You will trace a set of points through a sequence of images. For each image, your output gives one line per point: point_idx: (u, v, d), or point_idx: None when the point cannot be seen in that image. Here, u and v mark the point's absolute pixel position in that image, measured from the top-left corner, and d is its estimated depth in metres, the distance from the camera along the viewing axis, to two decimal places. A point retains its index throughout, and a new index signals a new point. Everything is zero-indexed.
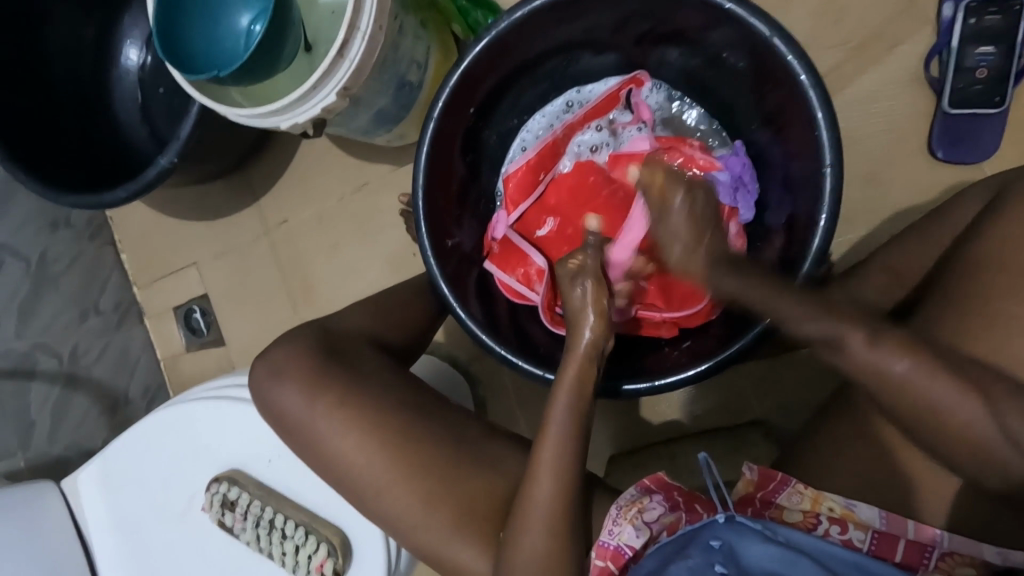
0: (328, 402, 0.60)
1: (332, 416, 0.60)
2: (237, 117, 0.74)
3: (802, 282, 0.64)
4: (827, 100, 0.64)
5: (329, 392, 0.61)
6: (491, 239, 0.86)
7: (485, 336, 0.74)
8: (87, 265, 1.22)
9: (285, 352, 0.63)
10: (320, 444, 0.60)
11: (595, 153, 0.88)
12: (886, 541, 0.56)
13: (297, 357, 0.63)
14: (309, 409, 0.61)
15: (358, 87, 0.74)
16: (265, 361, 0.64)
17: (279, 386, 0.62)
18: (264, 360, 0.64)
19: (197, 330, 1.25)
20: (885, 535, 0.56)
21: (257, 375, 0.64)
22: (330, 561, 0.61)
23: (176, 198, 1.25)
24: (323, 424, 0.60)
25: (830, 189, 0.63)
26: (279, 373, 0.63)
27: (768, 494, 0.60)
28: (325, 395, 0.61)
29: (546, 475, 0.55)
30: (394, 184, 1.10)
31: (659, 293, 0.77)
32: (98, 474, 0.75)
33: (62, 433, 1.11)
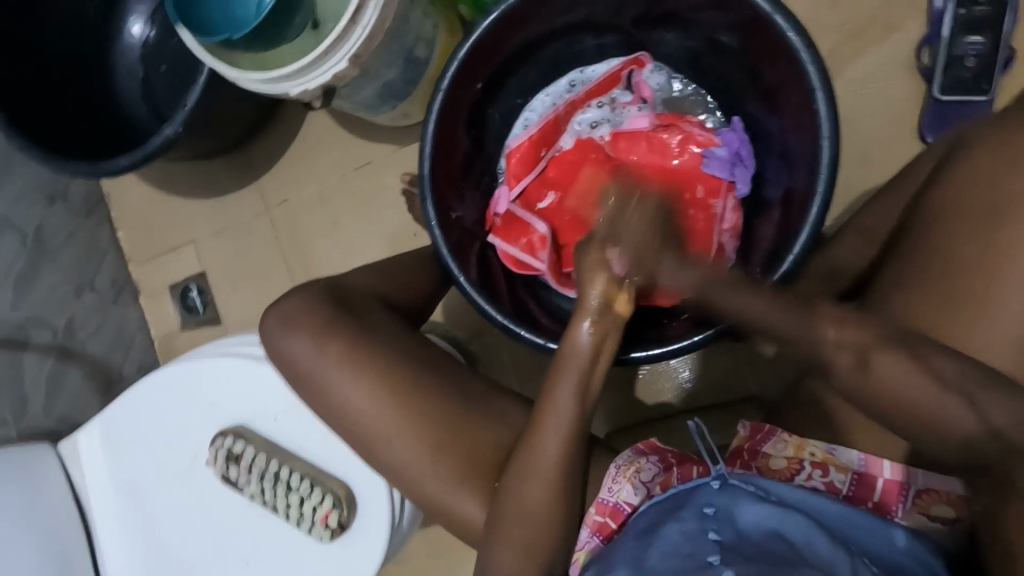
0: (339, 349, 0.61)
1: (345, 363, 0.61)
2: (249, 82, 0.75)
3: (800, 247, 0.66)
4: (826, 77, 0.67)
5: (341, 340, 0.62)
6: (493, 214, 0.88)
7: (485, 303, 0.74)
8: (83, 241, 1.21)
9: (297, 301, 0.64)
10: (332, 389, 0.61)
11: (595, 130, 0.89)
12: (866, 482, 0.58)
13: (310, 305, 0.64)
14: (321, 357, 0.61)
15: (368, 55, 0.76)
16: (277, 310, 0.64)
17: (291, 333, 0.63)
18: (275, 309, 0.65)
19: (193, 309, 1.25)
20: (864, 477, 0.58)
21: (268, 325, 0.65)
22: (335, 513, 0.62)
23: (175, 175, 1.25)
24: (334, 371, 0.61)
25: (827, 161, 0.66)
26: (290, 323, 0.63)
27: (755, 445, 0.61)
28: (337, 342, 0.62)
29: (552, 426, 0.58)
30: (397, 163, 1.11)
31: None
32: (97, 435, 0.75)
33: (56, 406, 1.10)
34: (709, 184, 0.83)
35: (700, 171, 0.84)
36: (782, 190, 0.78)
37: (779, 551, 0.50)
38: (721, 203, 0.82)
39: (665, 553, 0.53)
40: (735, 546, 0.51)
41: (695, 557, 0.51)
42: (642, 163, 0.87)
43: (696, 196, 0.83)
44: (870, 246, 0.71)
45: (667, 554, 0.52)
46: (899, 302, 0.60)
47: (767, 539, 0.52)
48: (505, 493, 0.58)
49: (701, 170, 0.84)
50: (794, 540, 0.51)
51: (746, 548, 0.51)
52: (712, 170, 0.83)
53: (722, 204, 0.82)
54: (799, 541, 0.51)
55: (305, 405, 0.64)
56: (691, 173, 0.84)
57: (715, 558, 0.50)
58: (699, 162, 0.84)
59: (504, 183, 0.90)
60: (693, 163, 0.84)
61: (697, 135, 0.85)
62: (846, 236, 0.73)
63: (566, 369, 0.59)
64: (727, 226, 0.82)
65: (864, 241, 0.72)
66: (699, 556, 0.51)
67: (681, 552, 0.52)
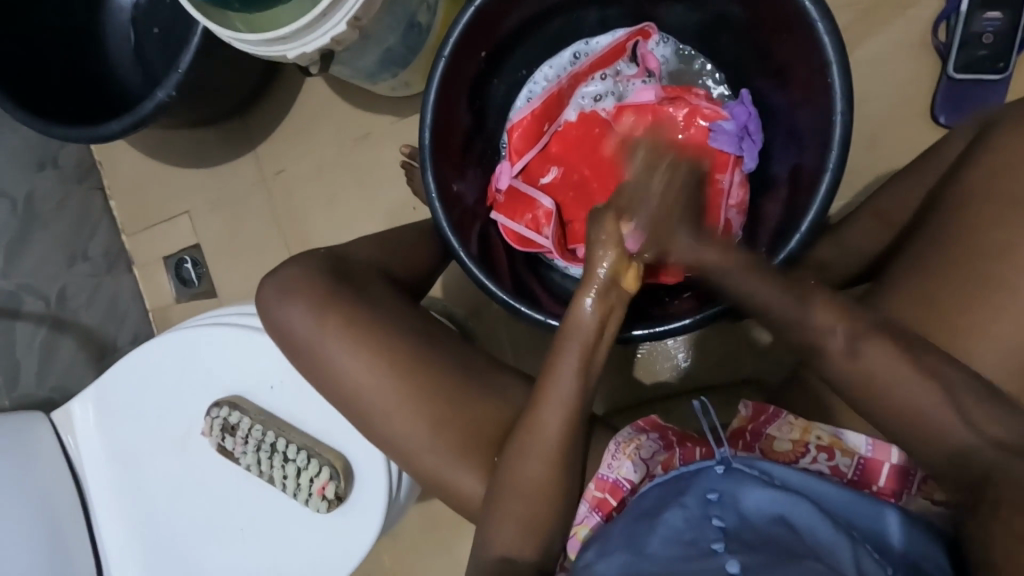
0: (337, 319, 0.60)
1: (342, 333, 0.60)
2: (242, 45, 0.72)
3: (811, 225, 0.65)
4: (842, 49, 0.64)
5: (340, 309, 0.61)
6: (495, 191, 0.86)
7: (487, 280, 0.73)
8: (75, 209, 1.19)
9: (296, 269, 0.63)
10: (329, 359, 0.60)
11: (599, 103, 0.87)
12: (871, 467, 0.58)
13: (309, 273, 0.62)
14: (319, 326, 0.60)
15: (369, 19, 0.73)
16: (275, 277, 0.63)
17: (289, 301, 0.62)
18: (273, 277, 0.63)
19: (188, 282, 1.23)
20: (870, 462, 0.58)
21: (264, 294, 0.63)
22: (332, 484, 0.61)
23: (169, 144, 1.22)
24: (333, 340, 0.60)
25: (839, 138, 0.64)
26: (287, 290, 0.62)
27: (759, 427, 0.61)
28: (336, 310, 0.60)
29: (553, 400, 0.57)
30: (397, 135, 1.09)
31: None
32: (91, 404, 0.74)
33: (49, 376, 1.09)
34: (716, 158, 0.82)
35: (706, 146, 0.82)
36: (790, 167, 0.77)
37: (782, 536, 0.51)
38: (728, 177, 0.80)
39: (667, 538, 0.53)
40: (739, 534, 0.52)
41: (697, 545, 0.51)
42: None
43: None
44: (881, 225, 0.70)
45: (671, 539, 0.53)
46: (907, 283, 0.59)
47: (770, 525, 0.52)
48: (504, 466, 0.58)
49: (707, 144, 0.82)
50: (798, 525, 0.52)
51: (749, 534, 0.52)
52: (718, 143, 0.81)
53: (729, 179, 0.80)
54: (802, 527, 0.51)
55: (301, 374, 0.63)
56: (696, 148, 0.82)
57: (719, 546, 0.51)
58: (705, 136, 0.82)
59: (505, 158, 0.88)
60: (699, 137, 0.82)
61: (703, 109, 0.83)
62: (861, 217, 0.72)
63: (571, 344, 0.58)
64: (733, 201, 0.80)
65: (877, 220, 0.71)
66: (702, 543, 0.51)
67: (683, 538, 0.53)
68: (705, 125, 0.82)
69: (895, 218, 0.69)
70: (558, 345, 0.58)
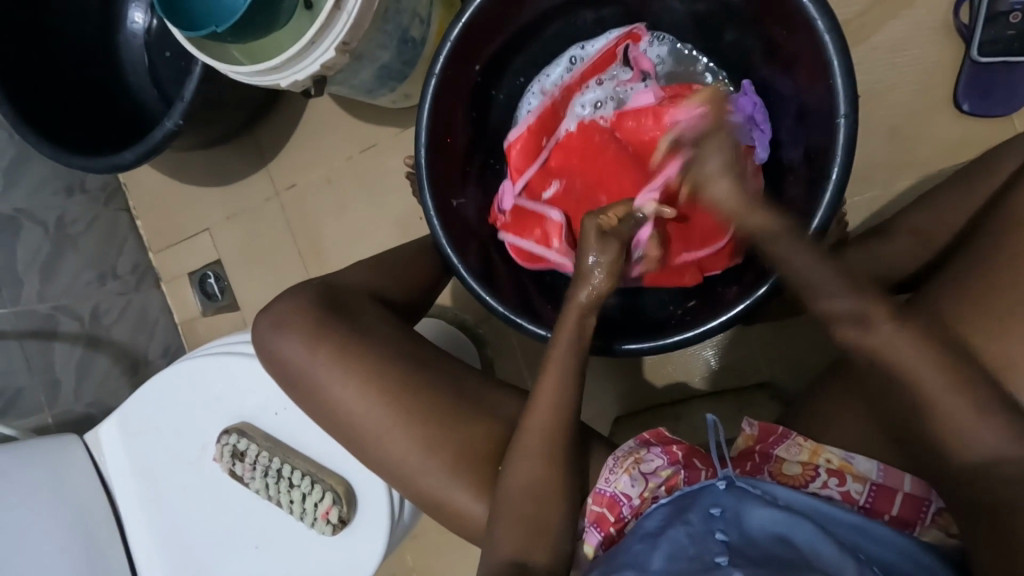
0: (330, 350, 0.61)
1: (334, 364, 0.61)
2: (237, 75, 0.73)
3: (813, 234, 0.62)
4: (843, 47, 0.61)
5: (331, 341, 0.62)
6: (498, 211, 0.85)
7: (487, 295, 0.73)
8: (105, 231, 1.25)
9: (288, 305, 0.64)
10: (322, 389, 0.62)
11: (598, 110, 0.85)
12: (883, 494, 0.56)
13: (299, 308, 0.64)
14: (311, 358, 0.62)
15: (358, 41, 0.74)
16: (269, 312, 0.65)
17: (282, 336, 0.63)
18: (267, 312, 0.65)
19: (211, 295, 1.28)
20: (883, 488, 0.56)
21: (259, 328, 0.65)
22: (335, 509, 0.63)
23: (187, 162, 1.26)
24: (324, 371, 0.61)
25: (843, 143, 0.61)
26: (281, 325, 0.64)
27: (767, 448, 0.60)
28: (330, 341, 0.62)
29: (542, 411, 0.59)
30: (401, 146, 1.09)
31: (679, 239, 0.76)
32: (117, 425, 0.78)
33: (87, 391, 1.15)
34: None
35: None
36: (802, 151, 0.73)
37: (784, 555, 0.49)
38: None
39: (670, 555, 0.52)
40: (743, 549, 0.50)
41: (702, 559, 0.50)
42: (649, 140, 0.82)
43: None
44: (908, 240, 0.68)
45: (673, 555, 0.52)
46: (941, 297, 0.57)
47: (775, 543, 0.51)
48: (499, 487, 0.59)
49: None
50: (799, 544, 0.51)
51: (753, 551, 0.50)
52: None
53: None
54: (805, 546, 0.50)
55: (298, 406, 0.65)
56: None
57: (723, 559, 0.50)
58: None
59: (507, 177, 0.86)
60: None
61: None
62: (897, 233, 0.69)
63: (553, 367, 0.60)
64: None
65: (905, 234, 0.68)
66: (706, 557, 0.50)
67: (687, 554, 0.52)
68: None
69: None
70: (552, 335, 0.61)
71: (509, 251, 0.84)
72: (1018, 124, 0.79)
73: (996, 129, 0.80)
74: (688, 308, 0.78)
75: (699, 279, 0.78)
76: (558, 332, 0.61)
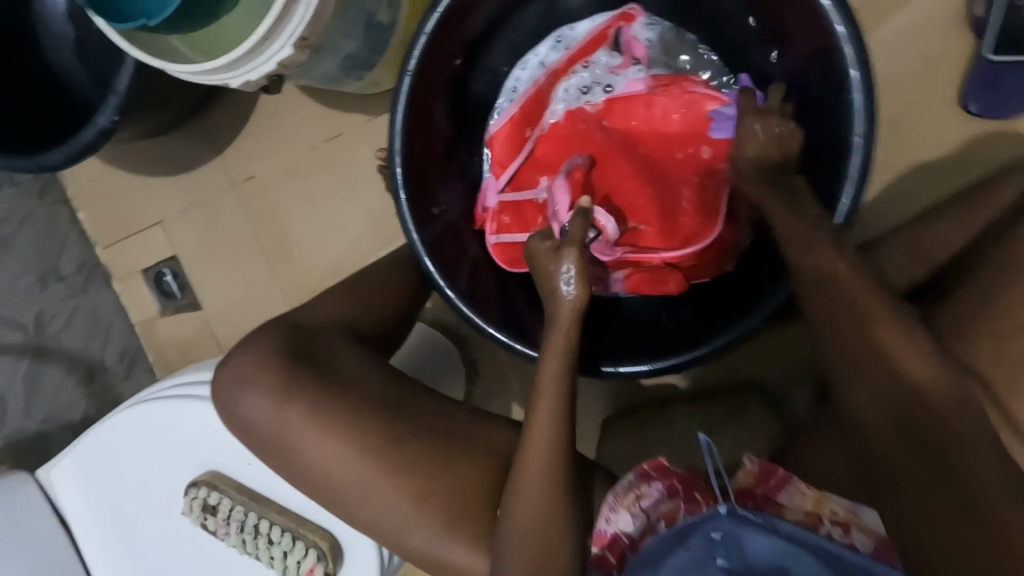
0: (302, 412, 0.56)
1: (309, 426, 0.56)
2: (178, 74, 0.63)
3: (839, 224, 0.57)
4: (865, 58, 0.56)
5: (302, 400, 0.56)
6: (482, 211, 0.79)
7: (475, 316, 0.68)
8: (41, 227, 1.13)
9: (245, 358, 0.59)
10: (296, 452, 0.56)
11: (586, 95, 0.78)
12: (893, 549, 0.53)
13: (263, 361, 0.58)
14: (281, 419, 0.56)
15: (318, 36, 0.64)
16: (228, 368, 0.59)
17: (245, 396, 0.58)
18: (227, 365, 0.60)
19: (170, 294, 1.18)
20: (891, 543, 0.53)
21: (219, 383, 0.60)
22: (320, 566, 0.59)
23: (133, 149, 1.15)
24: (297, 433, 0.56)
25: (857, 165, 0.57)
26: (243, 384, 0.58)
27: (769, 491, 0.57)
28: (301, 401, 0.56)
29: (540, 451, 0.54)
30: (372, 135, 1.00)
31: (660, 236, 0.73)
32: (71, 467, 0.71)
33: (39, 405, 1.07)
34: (717, 146, 0.73)
35: (704, 135, 0.73)
36: None
37: None
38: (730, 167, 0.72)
39: None
40: None
41: None
42: (635, 126, 0.76)
43: (699, 158, 0.74)
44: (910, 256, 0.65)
45: None
46: None
47: None
48: (503, 522, 0.53)
49: (707, 134, 0.73)
50: None
51: None
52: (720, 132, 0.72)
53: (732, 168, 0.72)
54: None
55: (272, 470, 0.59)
56: (694, 133, 0.74)
57: None
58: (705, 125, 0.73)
59: (490, 171, 0.80)
60: (698, 126, 0.74)
61: (701, 96, 0.73)
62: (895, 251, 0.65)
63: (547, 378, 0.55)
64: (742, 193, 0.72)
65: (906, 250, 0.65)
66: None
67: None
68: (703, 112, 0.73)
69: None
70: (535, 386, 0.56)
71: (493, 253, 0.77)
72: None
73: (1002, 131, 0.76)
74: (682, 322, 0.74)
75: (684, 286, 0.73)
76: (540, 399, 0.55)
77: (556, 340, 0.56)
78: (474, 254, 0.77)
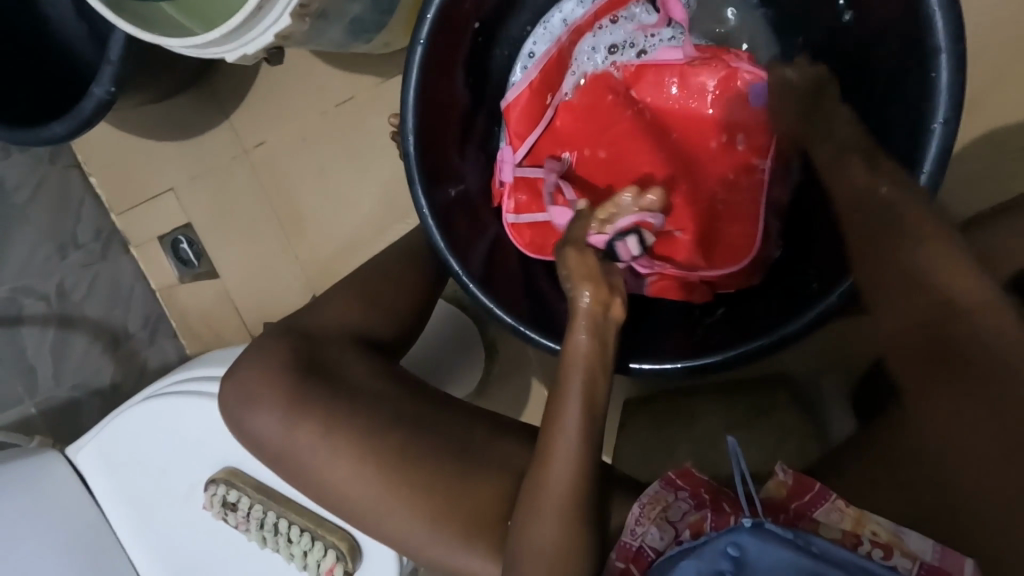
0: (312, 428, 0.54)
1: (319, 441, 0.54)
2: (170, 48, 0.58)
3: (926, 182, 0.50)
4: (959, 33, 0.47)
5: (311, 416, 0.55)
6: (499, 186, 0.72)
7: (496, 307, 0.62)
8: (55, 193, 1.11)
9: (253, 371, 0.57)
10: (307, 466, 0.55)
11: (615, 55, 0.71)
12: None
13: (269, 378, 0.56)
14: (290, 436, 0.55)
15: (320, 2, 0.57)
16: (234, 380, 0.58)
17: (253, 412, 0.56)
18: (233, 380, 0.58)
19: (188, 261, 1.16)
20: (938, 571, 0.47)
21: (226, 398, 0.58)
22: (340, 566, 0.59)
23: (140, 112, 1.10)
24: (307, 450, 0.55)
25: (932, 157, 0.49)
26: (249, 399, 0.57)
27: (803, 505, 0.52)
28: (310, 417, 0.55)
29: (562, 462, 0.49)
30: (386, 100, 0.93)
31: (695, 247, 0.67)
32: (96, 451, 0.73)
33: (66, 373, 1.09)
34: (754, 134, 0.66)
35: (739, 121, 0.66)
36: None
37: None
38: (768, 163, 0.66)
39: None
40: None
41: None
42: (666, 104, 0.69)
43: (734, 147, 0.67)
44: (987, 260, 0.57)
45: None
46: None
47: None
48: (514, 539, 0.50)
49: (745, 117, 0.66)
50: None
51: None
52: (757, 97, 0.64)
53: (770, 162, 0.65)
54: None
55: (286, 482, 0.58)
56: (732, 116, 0.66)
57: None
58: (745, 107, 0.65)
59: (506, 143, 0.73)
60: (738, 108, 0.66)
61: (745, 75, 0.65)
62: None
63: (570, 382, 0.51)
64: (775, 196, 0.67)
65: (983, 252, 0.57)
66: None
67: None
68: (744, 93, 0.65)
69: None
70: (560, 390, 0.51)
71: (509, 234, 0.71)
72: None
73: None
74: (716, 318, 0.67)
75: (709, 297, 0.68)
76: (563, 404, 0.51)
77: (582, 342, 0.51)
78: (492, 232, 0.71)
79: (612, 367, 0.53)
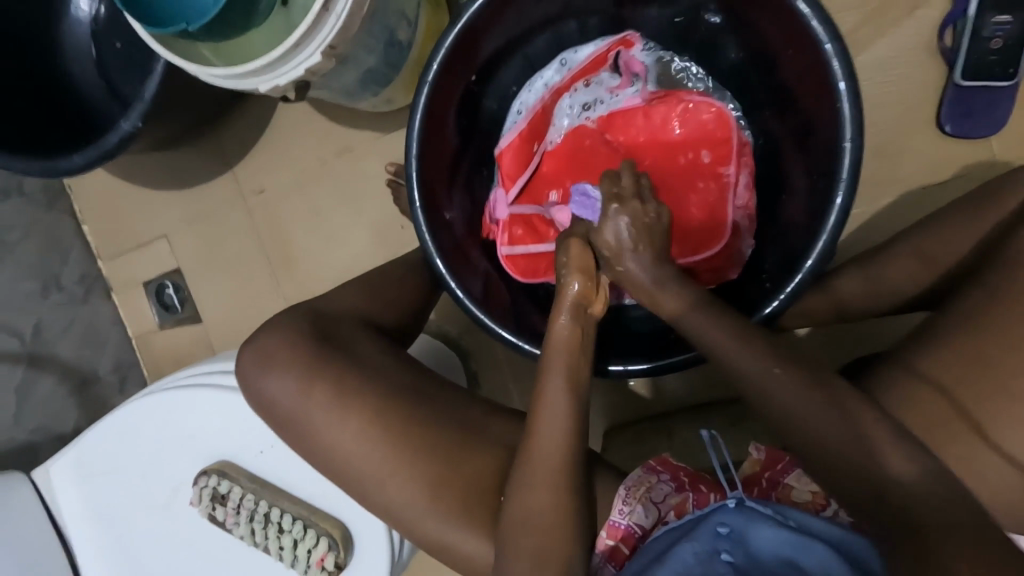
0: (324, 394, 0.58)
1: (329, 409, 0.58)
2: (210, 77, 0.67)
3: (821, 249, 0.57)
4: (851, 73, 0.61)
5: (324, 382, 0.58)
6: (492, 222, 0.83)
7: (486, 317, 0.69)
8: (46, 237, 1.13)
9: (272, 341, 0.61)
10: (316, 433, 0.58)
11: (589, 111, 0.83)
12: None
13: (288, 346, 0.60)
14: (304, 401, 0.58)
15: (345, 46, 0.68)
16: (252, 348, 0.62)
17: (266, 376, 0.60)
18: (251, 347, 0.62)
19: (171, 306, 1.18)
20: None
21: (243, 366, 0.62)
22: (331, 555, 0.61)
23: (143, 163, 1.17)
24: (317, 415, 0.58)
25: (847, 168, 0.60)
26: (268, 362, 0.60)
27: (776, 475, 0.58)
28: (322, 382, 0.58)
29: (549, 437, 0.54)
30: (382, 150, 1.04)
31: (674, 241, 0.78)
32: (72, 464, 0.72)
33: (29, 414, 1.04)
34: (717, 150, 0.79)
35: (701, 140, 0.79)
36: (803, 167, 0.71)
37: None
38: (734, 171, 0.78)
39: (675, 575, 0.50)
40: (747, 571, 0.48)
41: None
42: (637, 138, 0.82)
43: (700, 161, 0.79)
44: (911, 261, 0.66)
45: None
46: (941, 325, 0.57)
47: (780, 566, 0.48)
48: (507, 510, 0.54)
49: (705, 137, 0.79)
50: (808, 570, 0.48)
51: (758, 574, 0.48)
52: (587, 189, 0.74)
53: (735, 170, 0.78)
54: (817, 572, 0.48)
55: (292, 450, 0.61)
56: (693, 139, 0.80)
57: None
58: (704, 131, 0.79)
59: (499, 185, 0.84)
60: (697, 134, 0.80)
61: (696, 104, 0.80)
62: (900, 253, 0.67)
63: (552, 368, 0.57)
64: (740, 204, 0.78)
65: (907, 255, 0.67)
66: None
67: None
68: (700, 117, 0.80)
69: (940, 255, 0.65)
70: (541, 375, 0.57)
71: (505, 265, 0.81)
72: (997, 146, 0.82)
73: (976, 151, 0.82)
74: None
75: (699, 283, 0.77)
76: (546, 383, 0.56)
77: (563, 329, 0.58)
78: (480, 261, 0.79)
79: (590, 351, 0.59)
